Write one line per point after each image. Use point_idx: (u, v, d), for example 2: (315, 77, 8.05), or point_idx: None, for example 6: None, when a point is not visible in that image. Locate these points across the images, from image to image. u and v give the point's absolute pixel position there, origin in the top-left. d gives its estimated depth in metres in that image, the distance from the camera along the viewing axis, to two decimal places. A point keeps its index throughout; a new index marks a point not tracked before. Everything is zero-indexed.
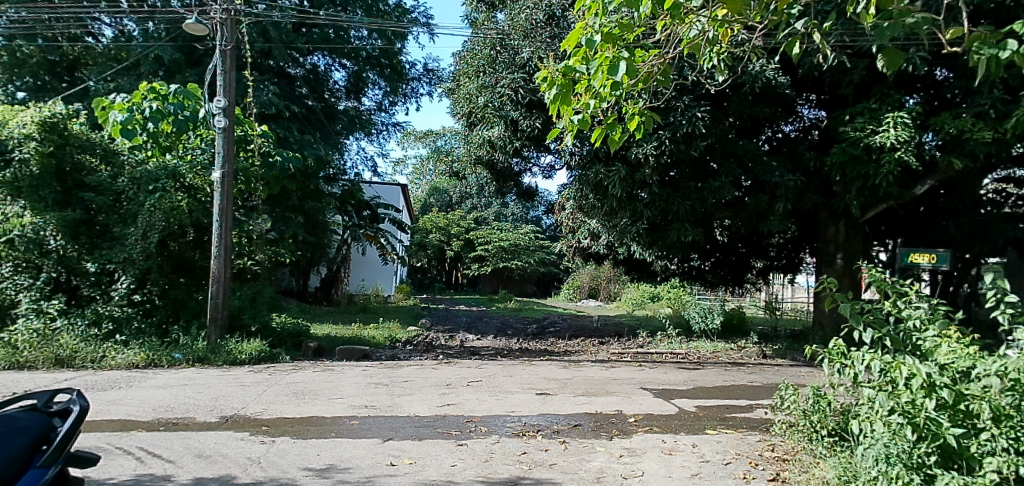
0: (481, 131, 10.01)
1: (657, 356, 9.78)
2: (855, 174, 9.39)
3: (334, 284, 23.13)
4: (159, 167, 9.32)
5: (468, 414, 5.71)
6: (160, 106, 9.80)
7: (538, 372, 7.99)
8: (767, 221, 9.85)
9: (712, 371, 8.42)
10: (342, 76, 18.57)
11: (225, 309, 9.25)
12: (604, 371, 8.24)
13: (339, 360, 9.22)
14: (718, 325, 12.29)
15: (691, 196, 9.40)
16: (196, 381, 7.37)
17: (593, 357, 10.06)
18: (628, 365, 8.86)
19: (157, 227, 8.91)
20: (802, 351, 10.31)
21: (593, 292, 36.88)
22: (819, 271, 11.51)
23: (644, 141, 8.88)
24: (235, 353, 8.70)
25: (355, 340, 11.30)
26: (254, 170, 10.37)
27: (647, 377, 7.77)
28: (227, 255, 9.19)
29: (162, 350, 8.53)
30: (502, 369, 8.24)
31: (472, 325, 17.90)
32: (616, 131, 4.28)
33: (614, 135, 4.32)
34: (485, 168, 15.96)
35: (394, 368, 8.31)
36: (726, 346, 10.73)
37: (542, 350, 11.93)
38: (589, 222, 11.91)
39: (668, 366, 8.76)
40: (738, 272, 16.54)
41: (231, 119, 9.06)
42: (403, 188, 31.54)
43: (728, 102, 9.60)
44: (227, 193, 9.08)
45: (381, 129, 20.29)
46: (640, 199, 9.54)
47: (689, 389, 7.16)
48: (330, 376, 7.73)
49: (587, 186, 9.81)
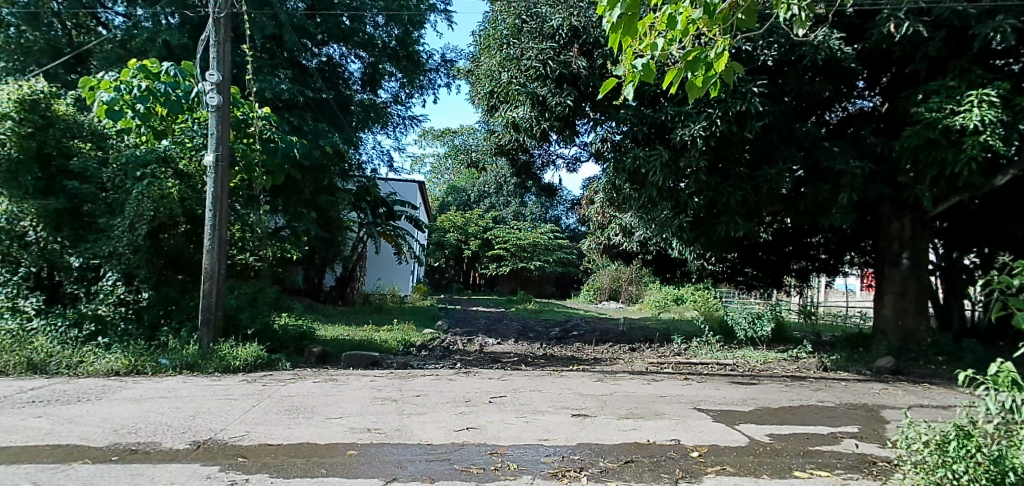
0: (505, 112, 8.96)
1: (703, 368, 8.68)
2: (930, 161, 8.14)
3: (349, 284, 22.00)
4: (147, 150, 8.49)
5: (491, 443, 4.68)
6: (150, 85, 8.91)
7: (570, 386, 6.92)
8: (827, 215, 8.64)
9: (772, 388, 7.28)
10: (358, 67, 17.54)
11: (219, 309, 8.31)
12: (646, 385, 7.15)
13: (346, 368, 8.26)
14: (766, 334, 11.14)
15: (742, 186, 8.26)
16: (179, 392, 6.42)
17: (629, 367, 8.98)
18: (672, 378, 7.76)
19: (145, 217, 8.01)
20: (866, 363, 9.12)
21: (614, 293, 35.72)
22: (880, 272, 10.23)
23: (691, 121, 7.80)
24: (229, 359, 7.74)
25: (365, 344, 10.34)
26: (254, 156, 9.51)
27: (698, 395, 6.68)
28: (220, 249, 8.21)
29: (146, 355, 7.55)
30: (529, 382, 7.18)
31: (490, 328, 16.88)
32: (699, 74, 3.64)
33: (696, 78, 3.67)
34: (507, 161, 14.94)
35: (405, 379, 7.30)
36: (778, 356, 9.57)
37: (569, 357, 10.84)
38: (623, 215, 10.82)
39: (719, 381, 7.63)
40: (781, 273, 15.33)
41: (226, 97, 8.16)
42: (420, 185, 30.55)
43: (783, 78, 8.48)
44: (222, 180, 8.14)
45: (397, 122, 19.33)
46: (684, 189, 8.40)
47: (752, 411, 6.05)
48: (332, 388, 6.74)
49: (623, 175, 8.69)
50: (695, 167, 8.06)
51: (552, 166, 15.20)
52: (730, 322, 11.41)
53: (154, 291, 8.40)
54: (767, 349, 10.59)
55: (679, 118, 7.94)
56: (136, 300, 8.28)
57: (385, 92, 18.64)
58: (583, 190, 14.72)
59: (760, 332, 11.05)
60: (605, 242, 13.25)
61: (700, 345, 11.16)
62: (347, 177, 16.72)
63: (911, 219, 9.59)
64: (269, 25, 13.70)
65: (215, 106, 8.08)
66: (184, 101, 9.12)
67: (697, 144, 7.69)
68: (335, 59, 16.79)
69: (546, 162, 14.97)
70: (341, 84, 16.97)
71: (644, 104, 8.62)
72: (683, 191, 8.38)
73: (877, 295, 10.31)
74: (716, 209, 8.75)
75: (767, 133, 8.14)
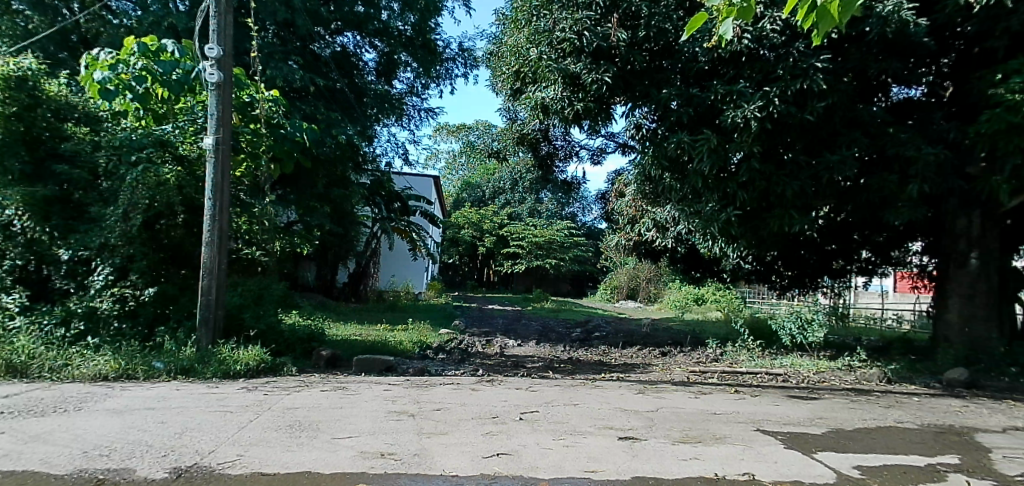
0: (534, 93, 8.17)
1: (753, 378, 7.82)
2: (1010, 148, 7.07)
3: (363, 280, 21.35)
4: (143, 134, 7.82)
5: (528, 476, 3.90)
6: (148, 65, 8.02)
7: (609, 400, 6.10)
8: (893, 208, 7.71)
9: (838, 405, 6.39)
10: (373, 57, 16.82)
11: (220, 307, 7.58)
12: (695, 400, 6.30)
13: (357, 374, 7.51)
14: (817, 340, 10.24)
15: (798, 175, 7.39)
16: (169, 401, 5.69)
17: (668, 376, 8.15)
18: (721, 390, 6.89)
19: (141, 206, 7.35)
20: (932, 376, 8.20)
21: (632, 292, 34.80)
22: (943, 273, 9.31)
23: (744, 101, 6.96)
24: (229, 363, 6.97)
25: (379, 345, 9.60)
26: (260, 140, 8.85)
27: (758, 414, 5.83)
28: (221, 241, 7.47)
29: (139, 358, 6.83)
30: (561, 394, 6.37)
31: (509, 328, 16.14)
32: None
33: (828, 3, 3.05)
34: (529, 153, 14.13)
35: (423, 388, 6.52)
36: (833, 366, 8.69)
37: (597, 362, 10.03)
38: (659, 210, 10.00)
39: (776, 395, 6.76)
40: (820, 272, 14.43)
41: (226, 74, 7.42)
42: (435, 179, 29.80)
43: (844, 56, 7.64)
44: (222, 165, 7.40)
45: (412, 114, 18.57)
46: (733, 179, 7.54)
47: (826, 435, 5.20)
48: (341, 399, 5.97)
49: (664, 162, 7.86)
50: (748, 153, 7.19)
51: (575, 158, 14.42)
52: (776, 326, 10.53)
53: (152, 287, 7.71)
54: (818, 357, 9.70)
55: (730, 98, 7.10)
56: (133, 295, 7.61)
57: (400, 83, 17.80)
58: (609, 184, 13.86)
59: (812, 338, 10.14)
60: (635, 239, 12.27)
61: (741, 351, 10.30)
62: (362, 170, 15.90)
63: (981, 215, 8.60)
64: (281, 9, 12.96)
65: (214, 84, 7.34)
66: (186, 82, 8.27)
67: (752, 127, 6.84)
68: (349, 49, 16.14)
69: (569, 154, 14.16)
70: (355, 74, 16.12)
71: (688, 83, 7.79)
72: (732, 181, 7.52)
73: (938, 298, 9.40)
74: (768, 201, 7.88)
75: (828, 115, 7.24)
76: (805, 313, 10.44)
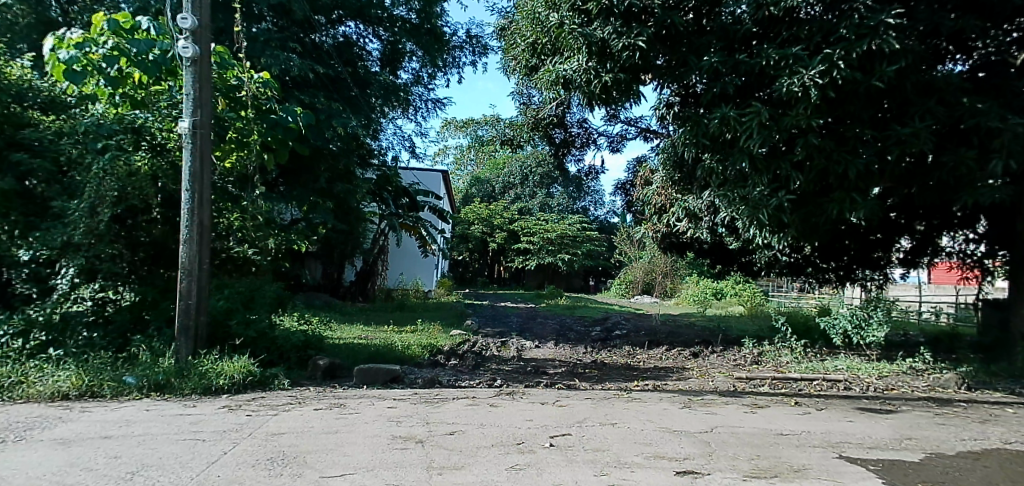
0: (554, 66, 7.22)
1: (812, 387, 6.84)
2: None
3: (369, 279, 20.46)
4: (114, 119, 7.05)
5: None
6: (119, 41, 6.93)
7: (652, 418, 5.14)
8: (970, 189, 6.65)
9: (924, 420, 5.40)
10: (376, 48, 15.78)
11: (203, 313, 6.70)
12: (753, 417, 5.33)
13: (360, 386, 6.61)
14: (874, 341, 9.28)
15: (863, 152, 6.40)
16: (133, 426, 4.80)
17: (710, 383, 7.18)
18: (780, 402, 5.92)
19: (109, 198, 6.56)
20: (1015, 381, 7.19)
21: (648, 287, 33.78)
22: (1019, 262, 8.26)
23: (800, 66, 5.99)
24: (211, 377, 6.07)
25: (386, 351, 8.73)
26: (247, 128, 7.93)
27: (834, 435, 4.84)
28: (202, 238, 6.59)
29: (107, 373, 6.00)
30: (595, 410, 5.41)
31: (524, 327, 15.26)
32: None
33: None
34: (544, 143, 13.15)
35: (432, 405, 5.59)
36: (898, 371, 7.71)
37: (625, 366, 9.08)
38: (692, 198, 9.04)
39: (844, 409, 5.77)
40: (859, 262, 13.40)
41: (204, 48, 6.52)
42: (443, 174, 28.87)
43: (912, 14, 6.62)
44: (199, 152, 6.50)
45: (419, 106, 17.60)
46: (787, 158, 6.54)
47: (929, 462, 4.22)
48: (337, 421, 5.04)
49: (705, 141, 6.88)
50: (806, 126, 6.20)
51: (593, 146, 13.42)
52: (831, 325, 9.60)
53: (134, 288, 7.12)
54: (878, 359, 8.73)
55: (784, 64, 6.14)
56: (113, 299, 7.00)
57: (405, 73, 16.74)
58: (630, 172, 12.85)
59: (870, 338, 9.21)
60: (663, 229, 11.26)
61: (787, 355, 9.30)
62: (368, 165, 14.98)
63: None
64: None
65: (190, 59, 6.42)
66: (164, 64, 7.24)
67: (812, 96, 5.84)
68: (352, 39, 15.14)
69: (586, 141, 13.17)
70: (359, 65, 15.12)
71: (732, 50, 6.81)
72: (787, 160, 6.51)
73: (1011, 289, 8.38)
74: (824, 184, 6.87)
75: (899, 81, 6.22)
76: (859, 311, 9.50)
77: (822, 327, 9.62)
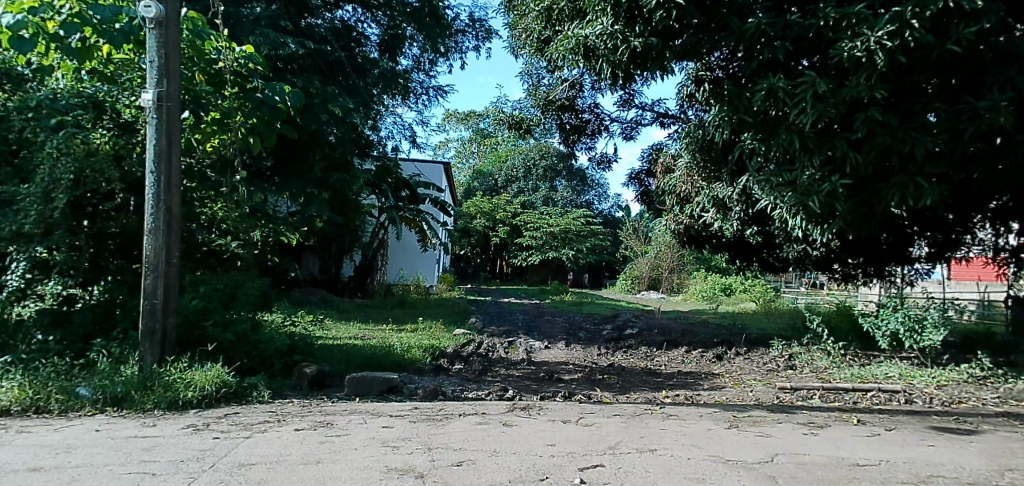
0: (574, 32, 6.38)
1: (869, 401, 5.99)
2: None
3: (369, 274, 19.69)
4: (71, 93, 6.22)
5: None
6: (77, 6, 5.90)
7: (697, 443, 4.29)
8: None
9: (1018, 445, 4.56)
10: (375, 32, 14.85)
11: (173, 314, 5.89)
12: (815, 441, 4.48)
13: (352, 399, 5.76)
14: (931, 345, 8.38)
15: (932, 130, 5.51)
16: (72, 454, 3.95)
17: (750, 395, 6.32)
18: (840, 420, 5.08)
19: (64, 182, 5.77)
20: None
21: (654, 283, 32.73)
22: None
23: (863, 25, 5.13)
24: (178, 390, 5.22)
25: (383, 354, 7.91)
26: (227, 108, 6.99)
27: (920, 466, 4.00)
28: (169, 229, 5.77)
29: (59, 383, 5.18)
30: (628, 431, 4.56)
31: (531, 325, 14.40)
32: None
33: None
34: (554, 129, 12.22)
35: (435, 423, 4.74)
36: (962, 381, 6.86)
37: (647, 372, 8.21)
38: (724, 185, 8.16)
39: (917, 429, 4.92)
40: (888, 257, 12.55)
41: (171, 7, 5.66)
42: (446, 166, 28.03)
43: None
44: (165, 127, 5.68)
45: (421, 93, 16.66)
46: (843, 136, 5.67)
47: None
48: (322, 446, 4.20)
49: (746, 117, 6.04)
50: (868, 98, 5.35)
51: (605, 134, 12.52)
52: (886, 328, 8.68)
53: (105, 283, 6.49)
54: (941, 366, 7.84)
55: (845, 24, 5.27)
56: (81, 297, 6.35)
57: (405, 59, 15.80)
58: (645, 161, 11.97)
59: (926, 342, 8.32)
60: (685, 221, 10.38)
61: (831, 362, 8.42)
62: (366, 155, 14.09)
63: None
64: None
65: (153, 20, 5.56)
66: (133, 34, 6.20)
67: (879, 61, 4.99)
68: (350, 23, 14.26)
69: (599, 128, 12.27)
70: (357, 50, 14.19)
71: (780, 10, 5.90)
72: (842, 138, 5.64)
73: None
74: (884, 167, 5.99)
75: (978, 44, 5.37)
76: (912, 311, 8.63)
77: (873, 330, 8.74)
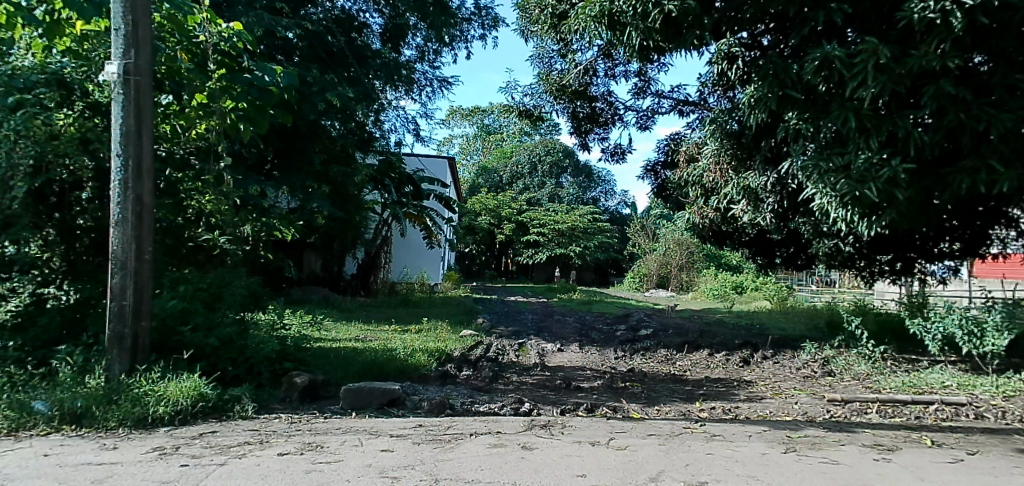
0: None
1: (935, 416, 5.26)
2: None
3: (372, 272, 19.05)
4: (34, 68, 5.54)
5: None
6: None
7: (754, 473, 3.62)
8: None
9: None
10: (377, 21, 14.12)
11: (146, 317, 5.22)
12: (892, 470, 3.79)
13: (347, 415, 5.08)
14: (990, 350, 7.54)
15: (1011, 105, 4.78)
16: None
17: (796, 409, 5.60)
18: (911, 441, 4.38)
19: (23, 168, 5.18)
20: None
21: (663, 281, 31.84)
22: None
23: None
24: (147, 405, 4.55)
25: (383, 360, 7.21)
26: (213, 91, 6.26)
27: None
28: (138, 222, 5.12)
29: (12, 397, 4.51)
30: (668, 456, 3.89)
31: (540, 325, 13.68)
32: None
33: None
34: (566, 119, 11.47)
35: (442, 446, 4.07)
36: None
37: (673, 380, 7.48)
38: (756, 174, 7.49)
39: (1003, 453, 4.22)
40: (918, 253, 11.73)
41: None
42: (450, 162, 27.32)
43: None
44: (133, 101, 5.03)
45: (424, 85, 15.93)
46: (907, 113, 4.97)
47: None
48: (309, 476, 3.53)
49: (794, 93, 5.36)
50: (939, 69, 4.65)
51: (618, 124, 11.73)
52: (939, 331, 7.85)
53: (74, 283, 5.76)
54: (1006, 374, 6.99)
55: None
56: (53, 297, 5.64)
57: (409, 49, 15.07)
58: (663, 152, 11.21)
59: (985, 347, 7.47)
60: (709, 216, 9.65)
61: (877, 370, 7.63)
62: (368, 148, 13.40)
63: None
64: None
65: None
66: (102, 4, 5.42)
67: (957, 23, 4.29)
68: (351, 11, 13.55)
69: (613, 118, 11.51)
70: (358, 39, 13.49)
71: None
72: (905, 116, 4.94)
73: None
74: (952, 149, 5.25)
75: None
76: (967, 314, 7.79)
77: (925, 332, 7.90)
